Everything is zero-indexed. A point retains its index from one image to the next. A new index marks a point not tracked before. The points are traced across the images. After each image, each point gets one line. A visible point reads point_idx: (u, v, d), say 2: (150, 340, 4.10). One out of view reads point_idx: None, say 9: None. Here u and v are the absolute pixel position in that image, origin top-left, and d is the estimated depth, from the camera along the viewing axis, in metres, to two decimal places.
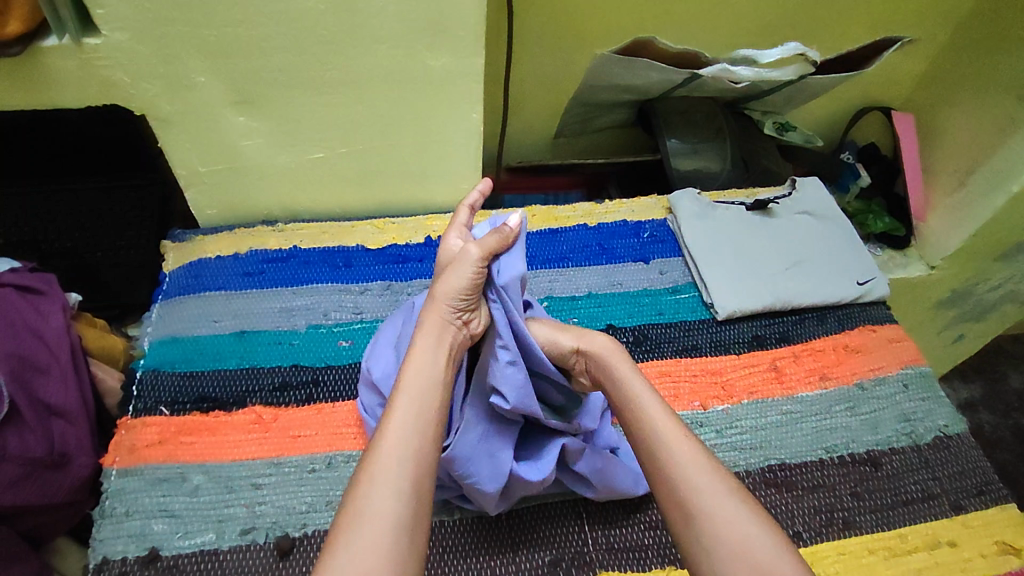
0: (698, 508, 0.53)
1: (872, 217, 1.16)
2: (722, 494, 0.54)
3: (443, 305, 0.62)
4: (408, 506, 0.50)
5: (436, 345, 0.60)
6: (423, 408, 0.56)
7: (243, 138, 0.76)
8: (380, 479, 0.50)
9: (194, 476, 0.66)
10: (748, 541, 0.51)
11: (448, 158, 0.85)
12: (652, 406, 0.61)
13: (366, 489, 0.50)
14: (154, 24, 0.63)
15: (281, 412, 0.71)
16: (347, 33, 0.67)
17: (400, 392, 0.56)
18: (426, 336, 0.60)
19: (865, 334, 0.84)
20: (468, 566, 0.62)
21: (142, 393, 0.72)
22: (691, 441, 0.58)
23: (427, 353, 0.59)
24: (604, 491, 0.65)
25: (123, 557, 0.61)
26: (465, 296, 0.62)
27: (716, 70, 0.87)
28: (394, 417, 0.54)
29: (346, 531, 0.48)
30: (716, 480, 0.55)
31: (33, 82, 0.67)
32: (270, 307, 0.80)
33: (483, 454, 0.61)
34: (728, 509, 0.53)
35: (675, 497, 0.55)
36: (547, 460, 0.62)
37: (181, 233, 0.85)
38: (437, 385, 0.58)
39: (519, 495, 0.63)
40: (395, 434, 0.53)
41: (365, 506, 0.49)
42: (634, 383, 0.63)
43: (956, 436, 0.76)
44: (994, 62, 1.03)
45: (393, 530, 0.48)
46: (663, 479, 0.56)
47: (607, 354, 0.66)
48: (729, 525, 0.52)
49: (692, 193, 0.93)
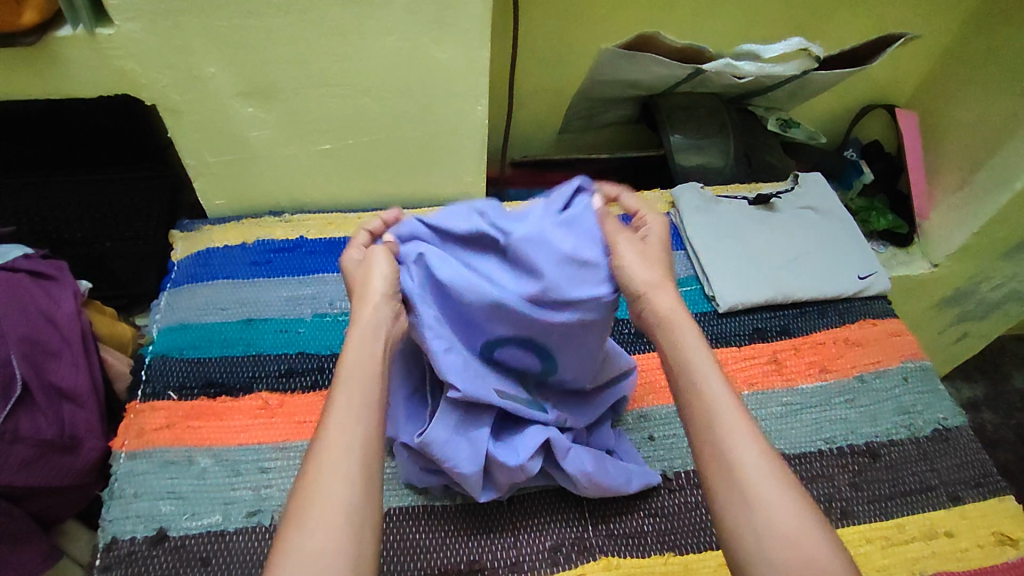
0: (756, 500, 0.46)
1: (875, 215, 1.15)
2: (778, 483, 0.47)
3: (371, 296, 0.55)
4: (358, 492, 0.46)
5: (372, 336, 0.53)
6: (368, 398, 0.50)
7: (252, 129, 0.78)
8: (328, 469, 0.46)
9: (201, 459, 0.67)
10: (810, 547, 0.44)
11: (453, 151, 0.86)
12: (714, 379, 0.52)
13: (313, 480, 0.46)
14: (166, 16, 0.65)
15: (287, 398, 0.72)
16: (355, 26, 0.69)
17: (341, 380, 0.50)
18: (358, 328, 0.53)
19: (866, 328, 0.85)
20: (470, 550, 0.63)
21: (151, 378, 0.73)
22: (753, 426, 0.50)
23: (364, 343, 0.52)
24: (591, 488, 0.64)
25: (132, 536, 0.63)
26: (392, 287, 0.56)
27: (721, 66, 0.87)
28: (337, 406, 0.49)
29: (296, 525, 0.44)
30: (778, 471, 0.48)
31: (47, 71, 0.68)
32: (277, 295, 0.81)
33: (460, 437, 0.61)
34: (788, 505, 0.46)
35: (732, 483, 0.47)
36: (526, 446, 0.62)
37: (190, 223, 0.87)
38: (377, 372, 0.51)
39: (505, 481, 0.64)
40: (341, 424, 0.48)
41: (313, 498, 0.45)
42: (698, 351, 0.54)
43: (955, 428, 0.77)
44: (997, 59, 1.03)
45: (344, 519, 0.44)
46: (720, 461, 0.49)
47: (673, 313, 0.56)
48: (790, 524, 0.45)
49: (695, 186, 0.94)
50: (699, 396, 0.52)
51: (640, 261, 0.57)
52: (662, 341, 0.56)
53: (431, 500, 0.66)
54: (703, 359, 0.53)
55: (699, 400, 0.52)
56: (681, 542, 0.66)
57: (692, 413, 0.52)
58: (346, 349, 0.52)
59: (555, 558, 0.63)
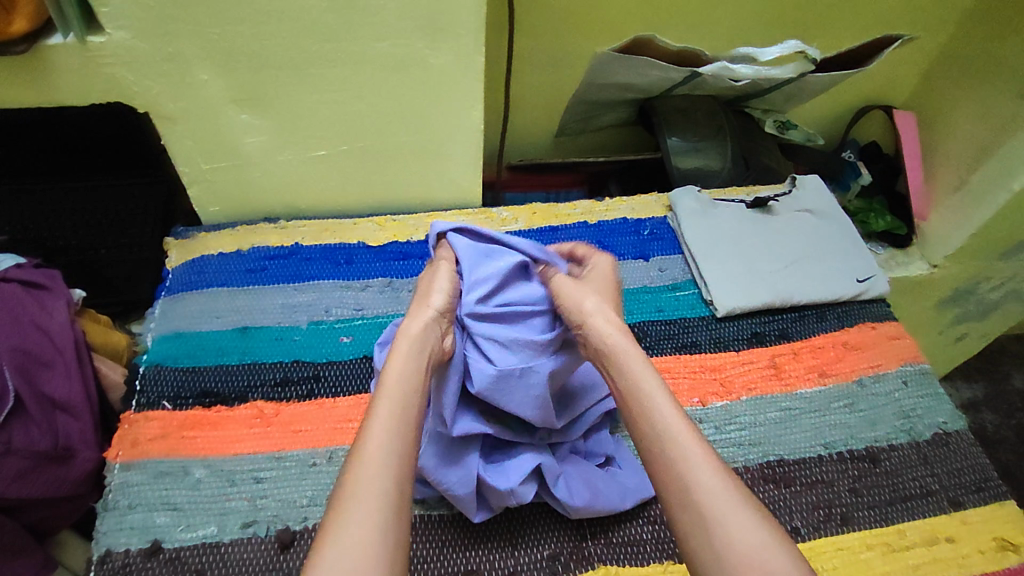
0: (714, 522, 0.47)
1: (873, 216, 1.15)
2: (734, 499, 0.48)
3: (426, 313, 0.59)
4: (390, 507, 0.46)
5: (414, 358, 0.55)
6: (402, 418, 0.51)
7: (247, 136, 0.77)
8: (363, 486, 0.46)
9: (196, 469, 0.67)
10: (764, 557, 0.44)
11: (449, 156, 0.85)
12: (661, 401, 0.53)
13: (348, 493, 0.46)
14: (159, 23, 0.64)
15: (283, 407, 0.72)
16: (348, 32, 0.68)
17: (379, 401, 0.51)
18: (405, 343, 0.55)
19: (865, 332, 0.84)
20: (467, 559, 0.63)
21: (145, 388, 0.72)
22: (707, 447, 0.51)
23: (407, 362, 0.54)
24: (579, 508, 0.63)
25: (126, 548, 0.62)
26: (444, 311, 0.60)
27: (716, 69, 0.87)
28: (375, 421, 0.50)
29: (329, 538, 0.44)
30: (735, 490, 0.48)
31: (41, 79, 0.68)
32: (272, 303, 0.80)
33: (449, 463, 0.61)
34: (747, 523, 0.46)
35: (688, 504, 0.48)
36: (517, 469, 0.63)
37: (184, 231, 0.86)
38: (416, 395, 0.53)
39: (498, 504, 0.63)
40: (377, 439, 0.49)
41: (348, 510, 0.45)
42: (647, 376, 0.55)
43: (955, 432, 0.76)
44: (995, 60, 1.03)
45: (378, 532, 0.44)
46: (676, 486, 0.49)
47: (617, 344, 0.58)
48: (749, 545, 0.45)
49: (692, 189, 0.93)
50: (649, 419, 0.53)
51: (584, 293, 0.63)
52: (611, 373, 0.57)
53: (427, 510, 0.66)
54: (650, 382, 0.55)
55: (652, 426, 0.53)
56: (680, 550, 0.65)
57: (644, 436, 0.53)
58: (388, 369, 0.54)
59: (553, 567, 0.63)
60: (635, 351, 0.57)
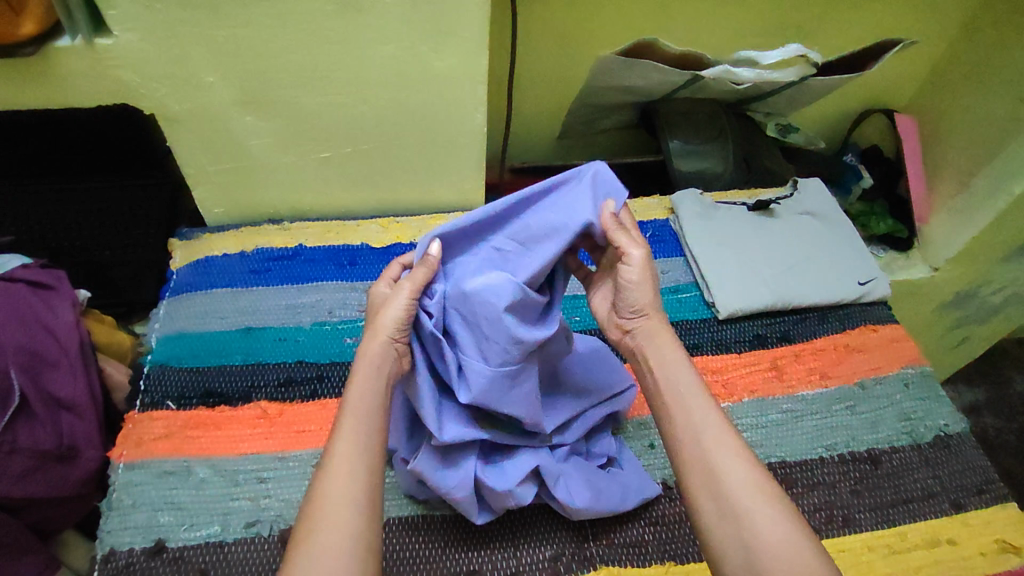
0: (742, 508, 0.49)
1: (874, 220, 1.17)
2: (762, 493, 0.50)
3: (381, 335, 0.56)
4: (362, 508, 0.47)
5: (375, 375, 0.54)
6: (370, 430, 0.51)
7: (251, 137, 0.78)
8: (335, 492, 0.47)
9: (200, 469, 0.67)
10: (792, 552, 0.46)
11: (453, 158, 0.86)
12: (696, 392, 0.55)
13: (319, 504, 0.47)
14: (165, 25, 0.65)
15: (286, 407, 0.72)
16: (353, 34, 0.68)
17: (347, 411, 0.52)
18: (364, 364, 0.54)
19: (866, 334, 0.84)
20: (470, 560, 0.63)
21: (149, 388, 0.73)
22: (737, 437, 0.53)
23: (370, 378, 0.54)
24: (581, 510, 0.63)
25: (130, 547, 0.62)
26: (401, 328, 0.56)
27: (719, 71, 0.87)
28: (343, 430, 0.51)
29: (303, 544, 0.45)
30: (761, 480, 0.50)
31: (48, 81, 0.68)
32: (277, 304, 0.81)
33: (446, 466, 0.61)
34: (771, 513, 0.48)
35: (717, 493, 0.50)
36: (515, 471, 0.62)
37: (188, 232, 0.87)
38: (381, 406, 0.53)
39: (498, 506, 0.63)
40: (347, 447, 0.50)
41: (321, 516, 0.46)
42: (681, 368, 0.57)
43: (957, 435, 0.76)
44: (996, 63, 1.03)
45: (351, 534, 0.46)
46: (705, 476, 0.51)
47: (658, 336, 0.60)
48: (774, 533, 0.47)
49: (694, 192, 0.94)
50: (684, 409, 0.55)
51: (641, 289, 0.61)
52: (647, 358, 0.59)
53: (430, 510, 0.66)
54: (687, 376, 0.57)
55: (685, 415, 0.54)
56: (682, 551, 0.65)
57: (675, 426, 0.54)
58: (352, 384, 0.53)
59: (556, 568, 0.63)
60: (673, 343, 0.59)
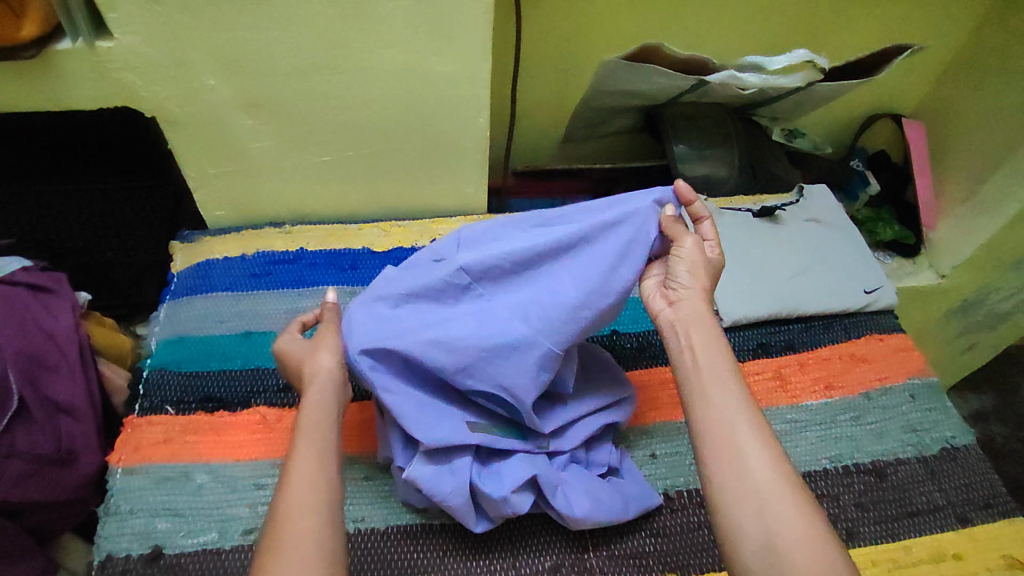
0: (763, 497, 0.50)
1: (882, 225, 1.14)
2: (781, 482, 0.51)
3: (325, 364, 0.60)
4: (324, 518, 0.49)
5: (326, 397, 0.58)
6: (325, 447, 0.54)
7: (252, 140, 0.77)
8: (298, 505, 0.49)
9: (198, 475, 0.67)
10: (809, 540, 0.48)
11: (457, 162, 0.85)
12: (727, 380, 0.56)
13: (281, 516, 0.49)
14: (166, 28, 0.64)
15: (285, 413, 0.72)
16: (356, 38, 0.68)
17: (301, 432, 0.55)
18: (315, 388, 0.59)
19: (872, 344, 0.83)
20: (468, 570, 0.63)
21: (148, 392, 0.72)
22: (761, 423, 0.54)
23: (321, 401, 0.57)
24: (583, 518, 0.62)
25: (127, 554, 0.62)
26: (343, 353, 0.62)
27: (724, 77, 0.85)
28: (301, 449, 0.53)
29: (271, 550, 0.47)
30: (782, 470, 0.51)
31: (49, 84, 0.68)
32: (277, 308, 0.81)
33: (443, 471, 0.60)
34: (792, 502, 0.50)
35: (740, 480, 0.51)
36: (511, 477, 0.61)
37: (190, 234, 0.86)
38: (332, 426, 0.56)
39: (497, 514, 0.62)
40: (306, 464, 0.52)
41: (284, 526, 0.48)
42: (711, 352, 0.58)
43: (964, 447, 0.75)
44: (1005, 69, 1.02)
45: (316, 542, 0.48)
46: (730, 462, 0.52)
47: (698, 313, 0.60)
48: (794, 520, 0.49)
49: (700, 199, 0.93)
50: (712, 394, 0.55)
51: (695, 260, 0.62)
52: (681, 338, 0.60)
53: (428, 519, 0.65)
54: (718, 361, 0.57)
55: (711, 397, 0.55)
56: (683, 563, 0.65)
57: (705, 408, 0.55)
58: (304, 406, 0.57)
59: None
60: (706, 327, 0.60)
